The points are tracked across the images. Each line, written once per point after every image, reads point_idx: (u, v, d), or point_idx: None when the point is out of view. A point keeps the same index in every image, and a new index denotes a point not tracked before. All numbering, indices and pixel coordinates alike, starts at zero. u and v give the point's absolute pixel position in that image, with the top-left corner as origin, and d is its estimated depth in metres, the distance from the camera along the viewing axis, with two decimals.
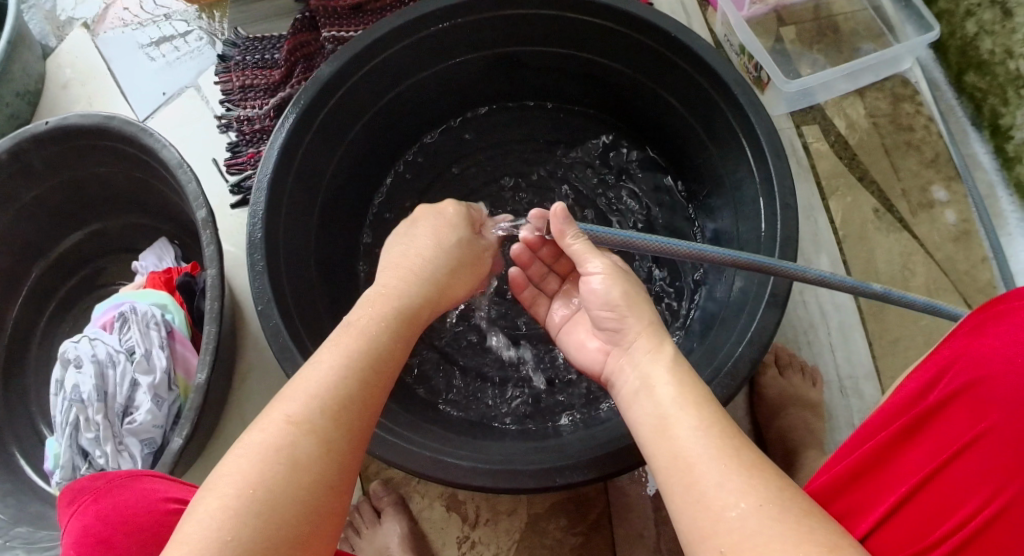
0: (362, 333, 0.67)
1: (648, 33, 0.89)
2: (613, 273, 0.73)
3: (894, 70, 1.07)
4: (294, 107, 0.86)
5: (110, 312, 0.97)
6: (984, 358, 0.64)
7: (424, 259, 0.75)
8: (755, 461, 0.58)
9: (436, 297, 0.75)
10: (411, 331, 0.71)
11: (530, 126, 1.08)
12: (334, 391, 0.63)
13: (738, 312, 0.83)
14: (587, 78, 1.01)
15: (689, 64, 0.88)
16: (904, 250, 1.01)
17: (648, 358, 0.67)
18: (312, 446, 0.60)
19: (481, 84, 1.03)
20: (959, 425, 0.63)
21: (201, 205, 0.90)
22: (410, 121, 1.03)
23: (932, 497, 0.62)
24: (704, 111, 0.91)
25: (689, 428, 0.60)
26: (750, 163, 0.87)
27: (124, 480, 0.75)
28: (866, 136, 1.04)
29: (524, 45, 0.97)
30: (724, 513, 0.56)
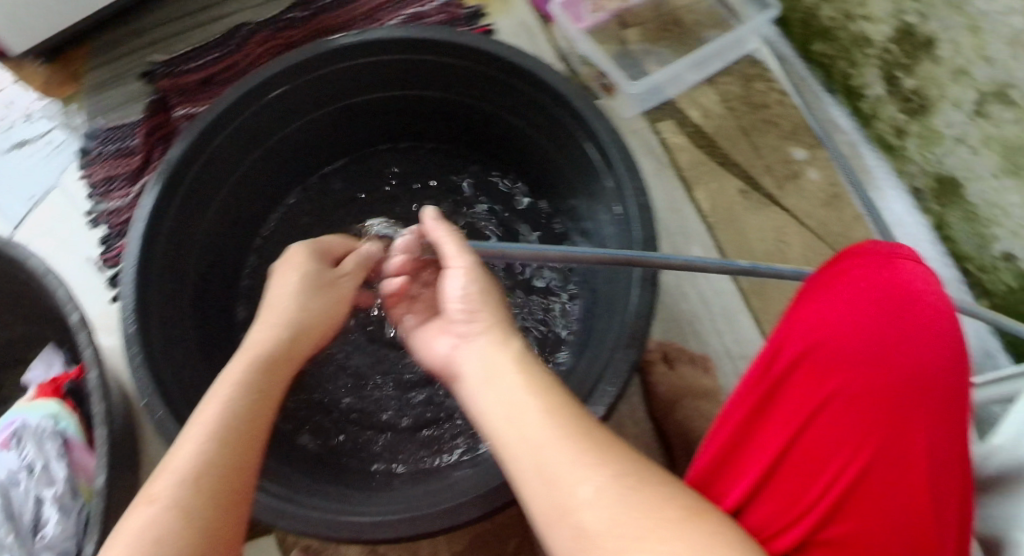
0: (222, 396, 0.68)
1: (489, 63, 0.90)
2: (475, 268, 0.73)
3: (742, 52, 1.09)
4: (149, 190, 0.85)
5: (4, 431, 0.95)
6: (828, 328, 0.70)
7: (283, 307, 0.77)
8: (599, 438, 0.59)
9: (300, 344, 0.76)
10: (276, 381, 0.72)
11: (393, 166, 1.09)
12: (199, 458, 0.63)
13: (610, 319, 0.86)
14: (440, 113, 1.03)
15: (531, 86, 0.90)
16: (777, 224, 1.04)
17: (493, 351, 0.66)
18: (174, 520, 0.59)
19: (339, 134, 1.04)
20: (805, 394, 0.69)
21: (73, 308, 0.90)
22: (273, 180, 1.03)
23: (797, 466, 0.66)
24: (554, 130, 0.93)
25: (535, 414, 0.60)
26: (601, 170, 0.88)
27: None
28: (721, 121, 1.05)
29: (372, 92, 0.98)
30: (581, 491, 0.56)
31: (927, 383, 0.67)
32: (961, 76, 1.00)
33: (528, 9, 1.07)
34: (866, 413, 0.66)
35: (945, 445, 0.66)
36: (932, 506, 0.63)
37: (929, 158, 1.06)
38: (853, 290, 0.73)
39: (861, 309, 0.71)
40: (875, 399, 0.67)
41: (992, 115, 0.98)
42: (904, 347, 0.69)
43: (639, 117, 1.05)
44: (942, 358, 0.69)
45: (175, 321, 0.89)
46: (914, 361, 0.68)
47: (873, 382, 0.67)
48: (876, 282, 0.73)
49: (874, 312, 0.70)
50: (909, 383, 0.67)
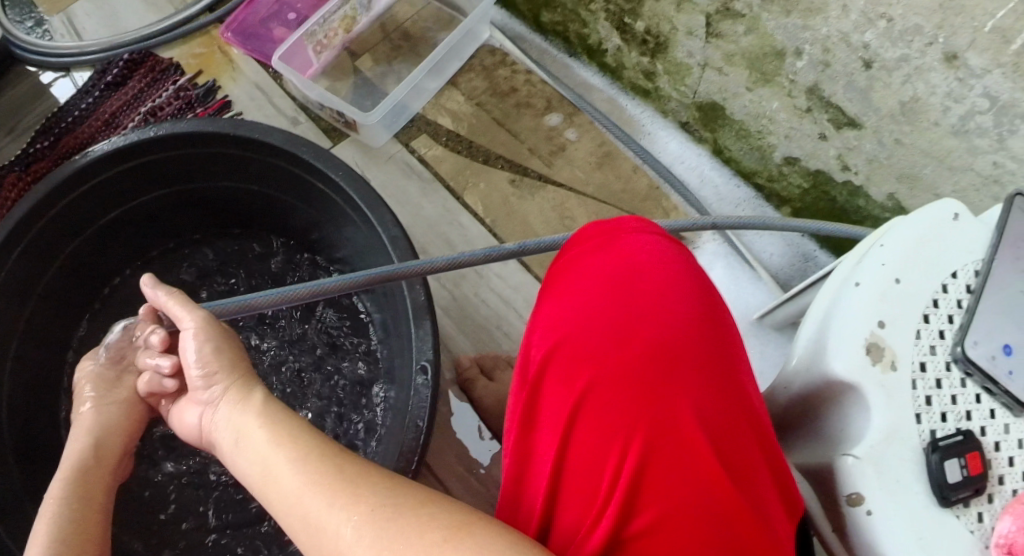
0: (48, 517, 0.66)
1: (235, 142, 0.95)
2: (204, 325, 0.73)
3: (477, 43, 1.10)
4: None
5: None
6: (564, 317, 0.61)
7: (86, 416, 0.75)
8: (354, 472, 0.59)
9: (122, 441, 0.75)
10: (99, 486, 0.71)
11: (178, 263, 1.09)
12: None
13: (404, 357, 0.90)
14: (206, 203, 1.06)
15: (274, 157, 0.95)
16: (556, 202, 1.05)
17: (237, 411, 0.67)
18: None
19: (111, 250, 1.03)
20: (561, 399, 0.59)
21: None
22: (66, 311, 1.00)
23: (577, 479, 0.58)
24: (304, 190, 0.98)
25: (286, 463, 0.60)
26: (363, 206, 0.90)
27: None
28: (474, 119, 1.07)
29: (131, 198, 1.00)
30: (339, 533, 0.55)
31: (683, 342, 0.59)
32: (685, 6, 0.97)
33: (258, 71, 1.14)
34: (630, 393, 0.58)
35: (721, 400, 0.59)
36: (726, 471, 0.56)
37: (684, 92, 1.08)
38: (584, 266, 0.64)
39: (593, 281, 0.62)
40: (632, 379, 0.58)
41: (725, 33, 0.96)
42: (648, 312, 0.60)
43: (393, 141, 1.06)
44: (692, 307, 0.61)
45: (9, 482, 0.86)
46: (662, 323, 0.60)
47: (626, 361, 0.59)
48: (605, 250, 0.64)
49: (609, 284, 0.61)
50: (664, 349, 0.59)
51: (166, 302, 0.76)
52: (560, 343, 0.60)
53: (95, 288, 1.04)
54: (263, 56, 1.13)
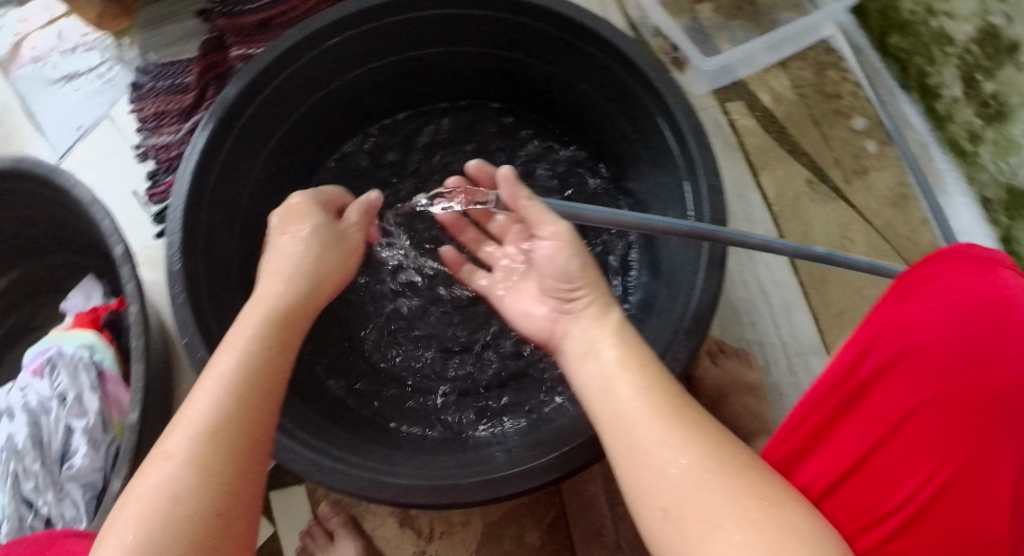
0: (231, 347, 0.62)
1: (563, 27, 0.87)
2: (563, 240, 0.80)
3: (816, 36, 1.06)
4: (191, 154, 0.84)
5: (38, 357, 0.95)
6: (913, 327, 0.65)
7: (291, 255, 0.71)
8: (692, 416, 0.65)
9: (314, 287, 0.70)
10: (292, 328, 0.66)
11: (452, 125, 1.05)
12: (212, 412, 0.57)
13: (669, 306, 0.84)
14: (497, 73, 0.99)
15: (604, 53, 0.87)
16: (842, 219, 1.00)
17: (594, 325, 0.75)
18: (190, 476, 0.54)
19: (396, 89, 1.01)
20: (892, 398, 0.64)
21: (117, 240, 0.89)
22: (324, 132, 1.00)
23: (878, 470, 0.62)
24: (619, 95, 0.90)
25: (630, 386, 0.68)
26: (672, 147, 0.86)
27: (51, 539, 0.72)
28: (792, 107, 1.02)
29: (433, 46, 0.95)
30: (666, 469, 0.62)
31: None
32: None
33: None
34: (959, 422, 0.61)
35: None
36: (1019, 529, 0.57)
37: (1003, 167, 0.96)
38: (944, 286, 0.67)
39: (957, 307, 0.64)
40: (967, 410, 0.61)
41: None
42: (1005, 352, 0.61)
43: (708, 96, 1.01)
44: None
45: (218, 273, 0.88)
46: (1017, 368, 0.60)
47: (966, 387, 0.61)
48: (973, 280, 0.66)
49: (967, 316, 0.64)
50: (1004, 398, 0.60)
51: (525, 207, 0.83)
52: (901, 348, 0.65)
53: (367, 119, 1.03)
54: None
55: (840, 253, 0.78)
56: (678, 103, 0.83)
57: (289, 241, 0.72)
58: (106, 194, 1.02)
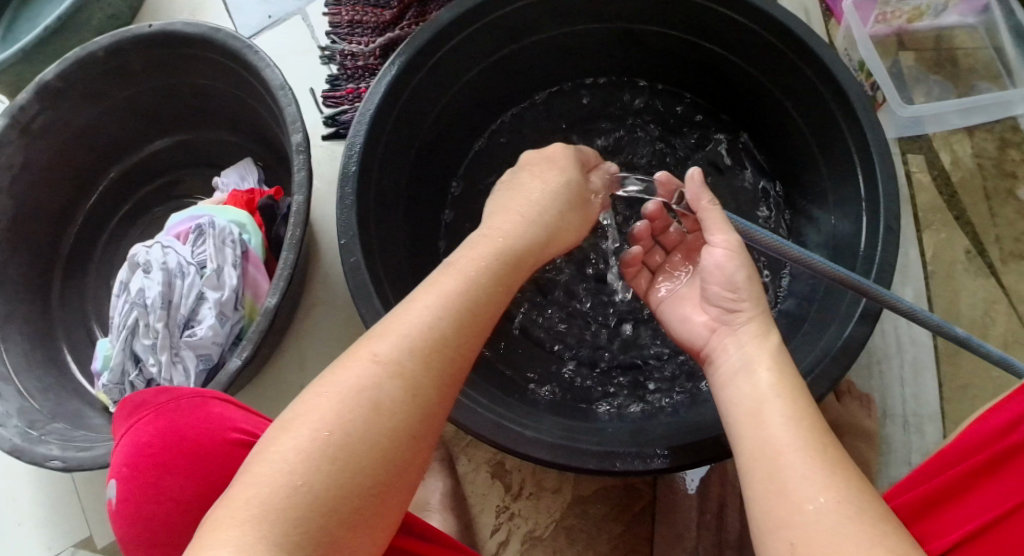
0: (462, 274, 0.67)
1: (778, 34, 0.86)
2: (735, 250, 0.74)
3: (1006, 113, 1.04)
4: (391, 65, 0.85)
5: (186, 223, 0.95)
6: None
7: (532, 202, 0.76)
8: (840, 461, 0.59)
9: (544, 240, 0.75)
10: (514, 274, 0.71)
11: (643, 103, 1.06)
12: (429, 333, 0.62)
13: (820, 332, 0.81)
14: (700, 65, 0.99)
15: (812, 71, 0.86)
16: (989, 296, 0.99)
17: (753, 343, 0.69)
18: (397, 391, 0.60)
19: (600, 56, 1.02)
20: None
21: (297, 129, 0.88)
22: (513, 82, 1.01)
23: (1008, 535, 0.60)
24: (818, 116, 0.89)
25: (781, 416, 0.62)
26: (859, 180, 0.84)
27: (192, 401, 0.76)
28: (969, 174, 1.03)
29: (650, 24, 0.95)
30: (803, 506, 0.57)
31: None
32: None
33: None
34: None
35: None
36: None
37: None
38: None
39: None
40: None
41: None
42: None
43: (892, 143, 1.04)
44: None
45: (388, 191, 0.88)
46: None
47: None
48: None
49: None
50: None
51: (706, 210, 0.77)
52: None
53: (566, 77, 1.05)
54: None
55: (977, 340, 0.77)
56: (877, 141, 0.81)
57: (539, 185, 0.78)
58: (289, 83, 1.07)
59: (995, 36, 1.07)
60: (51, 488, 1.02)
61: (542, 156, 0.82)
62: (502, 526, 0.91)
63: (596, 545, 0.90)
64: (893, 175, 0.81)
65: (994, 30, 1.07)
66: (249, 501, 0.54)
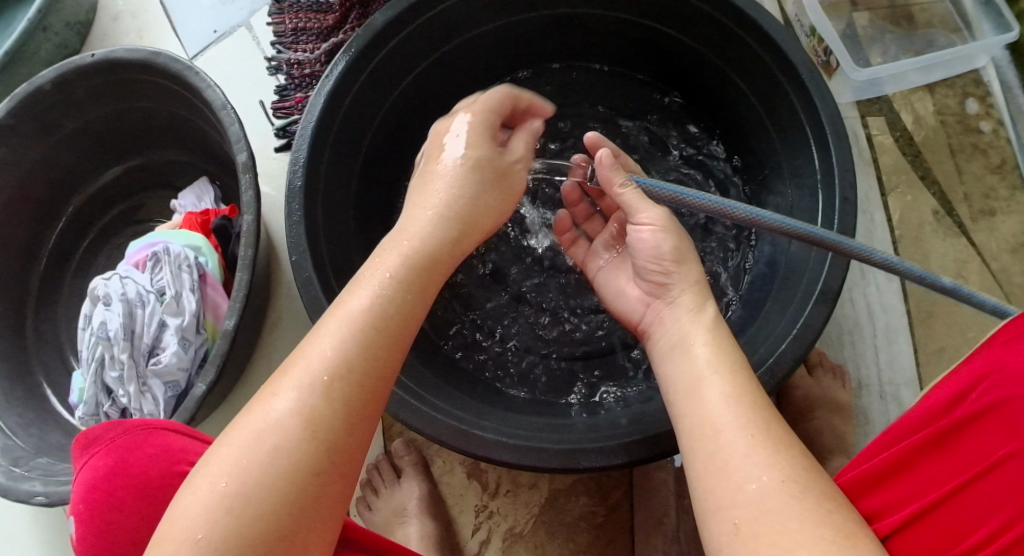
0: (370, 291, 0.64)
1: (719, 8, 0.84)
2: (662, 225, 0.73)
3: (966, 67, 1.04)
4: (329, 77, 0.84)
5: (143, 251, 0.93)
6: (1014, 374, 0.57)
7: (443, 189, 0.71)
8: (783, 438, 0.58)
9: (459, 232, 0.71)
10: (429, 278, 0.67)
11: (593, 85, 1.04)
12: (331, 362, 0.59)
13: (785, 305, 0.80)
14: (646, 46, 0.98)
15: (756, 42, 0.84)
16: (959, 256, 0.98)
17: (688, 318, 0.69)
18: (297, 428, 0.57)
19: (545, 42, 1.00)
20: (991, 442, 0.57)
21: (242, 148, 0.88)
22: (460, 77, 1.00)
23: (950, 514, 0.57)
24: (768, 89, 0.87)
25: (718, 395, 0.61)
26: (812, 151, 0.83)
27: (141, 431, 0.75)
28: (931, 133, 1.01)
29: (589, 7, 0.94)
30: (744, 485, 0.56)
31: None
32: None
33: None
34: None
35: None
36: None
37: None
38: None
39: None
40: None
41: None
42: None
43: (851, 106, 1.02)
44: None
45: (338, 202, 0.88)
46: None
47: None
48: None
49: None
50: None
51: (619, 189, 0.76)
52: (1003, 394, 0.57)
53: (514, 67, 1.04)
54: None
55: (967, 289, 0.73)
56: (827, 110, 0.80)
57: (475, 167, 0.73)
58: (240, 97, 1.09)
59: None
60: (41, 521, 1.03)
61: (455, 125, 0.76)
62: (482, 525, 0.91)
63: (576, 535, 0.90)
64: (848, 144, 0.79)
65: None
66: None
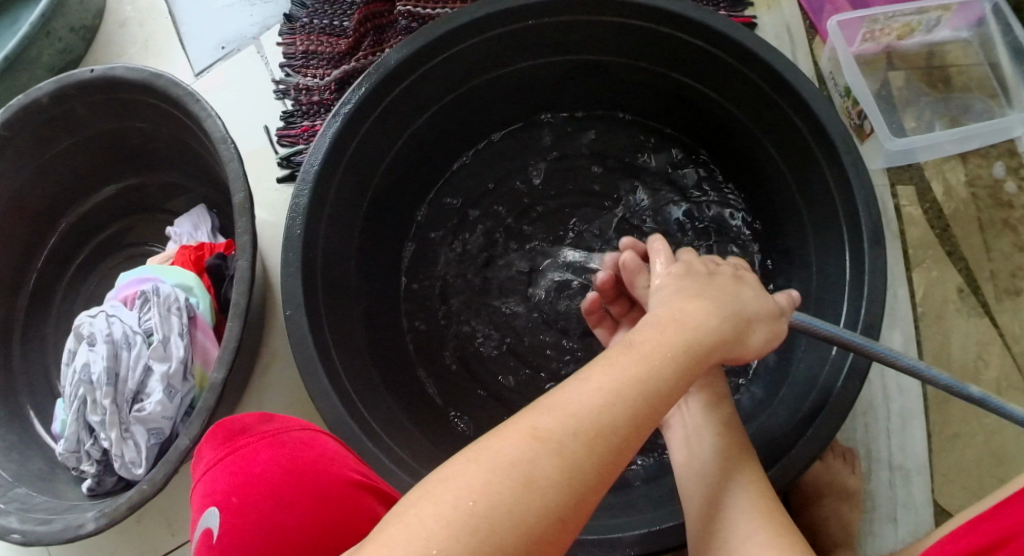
0: (642, 358, 0.60)
1: (752, 66, 0.80)
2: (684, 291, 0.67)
3: (1003, 137, 0.98)
4: (336, 115, 0.80)
5: (133, 285, 0.90)
6: None
7: (717, 292, 0.67)
8: (784, 524, 0.66)
9: (726, 333, 0.64)
10: (697, 367, 0.61)
11: (616, 135, 1.00)
12: (600, 417, 0.56)
13: (802, 396, 0.76)
14: (672, 98, 0.94)
15: (790, 106, 0.80)
16: (982, 338, 0.94)
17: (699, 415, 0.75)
18: (554, 469, 0.53)
19: (567, 86, 0.96)
20: None
21: (240, 186, 0.83)
22: (477, 118, 0.96)
23: None
24: (799, 156, 0.83)
25: (735, 481, 0.68)
26: (842, 230, 0.79)
27: (302, 435, 0.70)
28: (961, 206, 0.97)
29: (614, 54, 0.90)
30: None
31: None
32: None
33: (800, 15, 1.02)
34: None
35: None
36: None
37: None
38: None
39: None
40: None
41: None
42: None
43: (881, 172, 0.98)
44: None
45: (340, 251, 0.84)
46: None
47: None
48: None
49: None
50: None
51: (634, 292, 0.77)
52: None
53: (533, 110, 0.99)
54: (812, 10, 1.03)
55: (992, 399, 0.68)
56: (862, 190, 0.75)
57: (734, 293, 0.68)
58: (244, 121, 1.04)
59: (989, 50, 1.01)
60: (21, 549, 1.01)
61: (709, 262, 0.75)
62: None
63: None
64: (880, 227, 0.75)
65: (988, 45, 1.01)
66: None
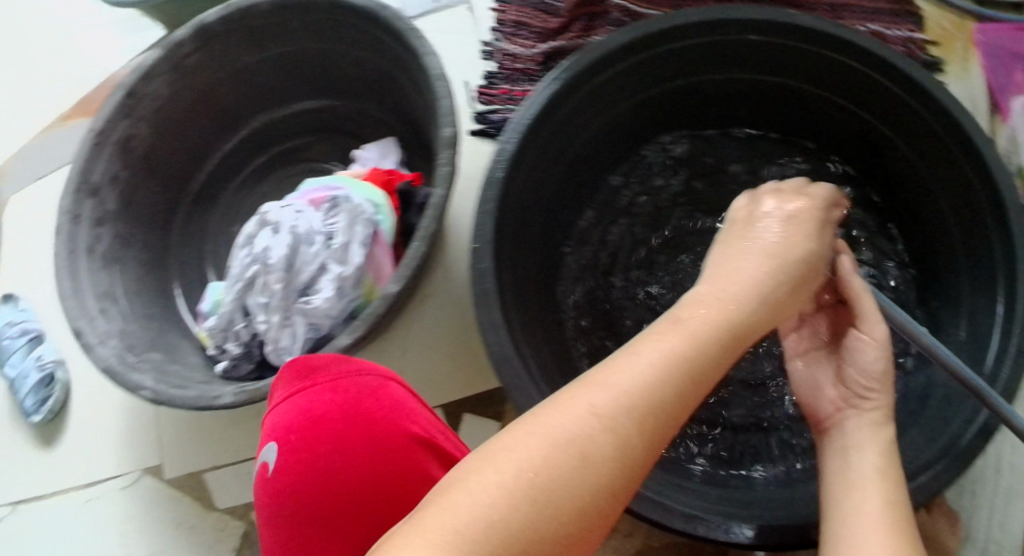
0: (687, 334, 0.58)
1: (945, 126, 0.82)
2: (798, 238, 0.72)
3: None
4: (553, 80, 0.83)
5: (320, 191, 0.94)
6: None
7: (770, 242, 0.69)
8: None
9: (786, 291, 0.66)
10: (735, 350, 0.61)
11: (789, 161, 1.03)
12: (651, 393, 0.54)
13: (933, 438, 0.79)
14: (858, 137, 0.97)
15: (973, 170, 0.81)
16: None
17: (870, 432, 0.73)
18: (612, 446, 0.51)
19: (758, 104, 1.00)
20: None
21: (449, 123, 0.87)
22: (666, 114, 1.00)
23: None
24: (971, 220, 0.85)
25: (875, 508, 0.65)
26: (997, 293, 0.80)
27: (371, 383, 0.73)
28: None
29: (811, 84, 0.93)
30: None
31: None
32: None
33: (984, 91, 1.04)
34: None
35: None
36: None
37: None
38: None
39: None
40: None
41: None
42: None
43: None
44: None
45: (524, 203, 0.87)
46: None
47: None
48: None
49: None
50: None
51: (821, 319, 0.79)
52: None
53: (716, 121, 1.03)
54: (996, 87, 1.04)
55: None
56: None
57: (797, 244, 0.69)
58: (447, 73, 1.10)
59: None
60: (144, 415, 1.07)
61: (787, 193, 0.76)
62: None
63: None
64: None
65: None
66: (442, 525, 0.47)
